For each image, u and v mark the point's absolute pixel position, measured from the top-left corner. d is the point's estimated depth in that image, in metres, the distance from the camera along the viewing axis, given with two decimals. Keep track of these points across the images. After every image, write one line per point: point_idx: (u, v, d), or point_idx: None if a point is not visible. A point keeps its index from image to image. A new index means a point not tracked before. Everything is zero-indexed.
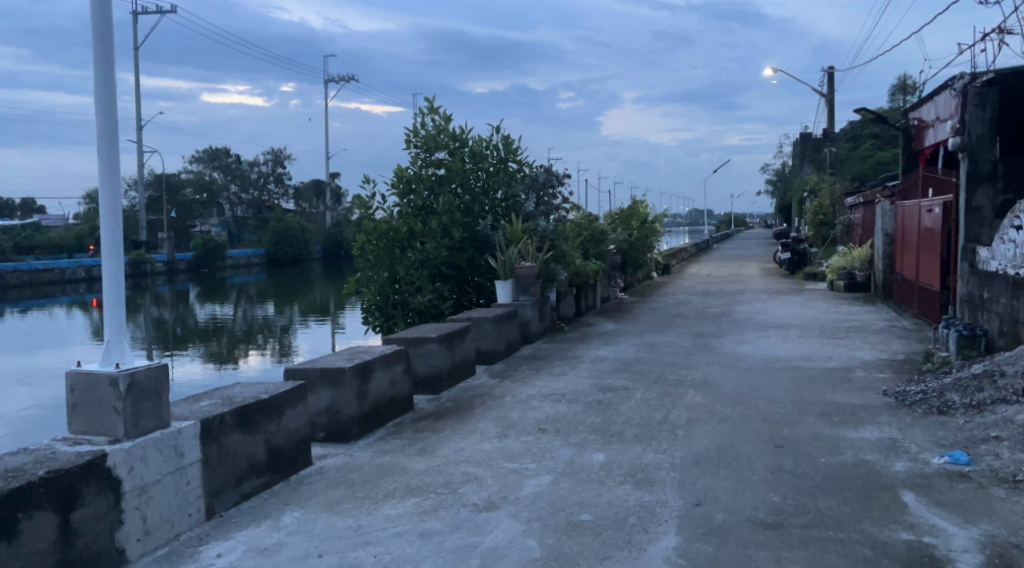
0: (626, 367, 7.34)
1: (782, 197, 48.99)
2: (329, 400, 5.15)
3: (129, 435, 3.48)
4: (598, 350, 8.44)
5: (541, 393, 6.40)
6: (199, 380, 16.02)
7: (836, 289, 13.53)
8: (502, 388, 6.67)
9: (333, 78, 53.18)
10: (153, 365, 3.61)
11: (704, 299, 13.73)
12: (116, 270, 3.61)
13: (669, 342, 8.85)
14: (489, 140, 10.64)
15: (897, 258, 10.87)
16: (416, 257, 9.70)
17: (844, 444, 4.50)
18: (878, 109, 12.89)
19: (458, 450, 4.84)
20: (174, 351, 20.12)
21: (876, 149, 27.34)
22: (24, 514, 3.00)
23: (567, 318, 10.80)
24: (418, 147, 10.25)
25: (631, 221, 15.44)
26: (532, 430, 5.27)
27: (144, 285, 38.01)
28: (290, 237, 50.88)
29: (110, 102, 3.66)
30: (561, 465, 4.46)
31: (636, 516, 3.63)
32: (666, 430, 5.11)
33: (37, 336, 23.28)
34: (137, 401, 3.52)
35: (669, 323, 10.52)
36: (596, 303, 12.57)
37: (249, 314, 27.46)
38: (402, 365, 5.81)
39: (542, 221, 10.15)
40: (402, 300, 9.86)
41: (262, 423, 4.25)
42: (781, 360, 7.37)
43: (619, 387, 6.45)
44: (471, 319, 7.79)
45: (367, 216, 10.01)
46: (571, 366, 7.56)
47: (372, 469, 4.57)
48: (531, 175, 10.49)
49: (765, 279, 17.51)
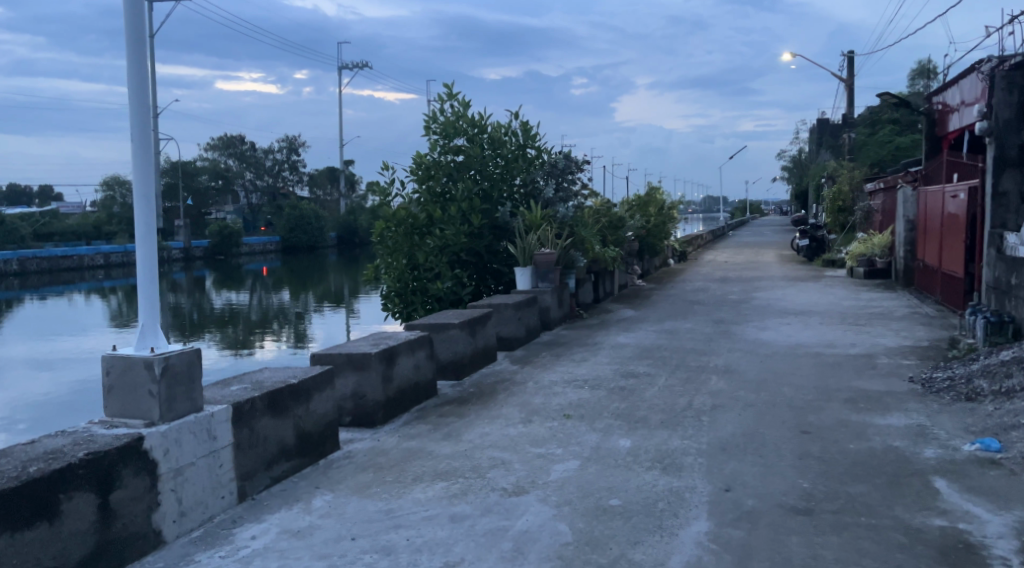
0: (647, 353, 7.34)
1: (800, 183, 48.67)
2: (354, 384, 5.18)
3: (164, 418, 3.52)
4: (618, 336, 8.44)
5: (563, 379, 6.40)
6: (218, 365, 16.15)
7: (856, 275, 13.46)
8: (524, 374, 6.70)
9: (347, 64, 53.22)
10: (186, 349, 3.65)
11: (722, 286, 13.67)
12: (150, 253, 3.64)
13: (689, 329, 8.83)
14: (507, 126, 10.63)
15: (919, 245, 10.80)
16: (435, 244, 9.70)
17: (871, 431, 4.50)
18: (900, 94, 12.79)
19: (484, 435, 4.86)
20: (192, 338, 20.27)
21: (897, 134, 27.10)
22: (65, 495, 3.03)
23: (585, 305, 10.79)
24: (437, 134, 10.25)
25: (648, 208, 15.37)
26: (557, 415, 5.28)
27: (161, 272, 38.29)
28: (305, 224, 51.02)
29: (143, 86, 3.67)
30: (587, 451, 4.47)
31: (666, 501, 3.65)
32: (691, 416, 5.12)
33: (57, 321, 23.54)
34: (171, 384, 3.56)
35: (688, 310, 10.49)
36: (614, 290, 12.55)
37: (265, 301, 27.64)
38: (426, 350, 5.84)
39: (561, 207, 10.18)
40: (421, 287, 9.86)
41: (291, 407, 4.29)
42: (804, 346, 7.35)
43: (641, 373, 6.46)
44: (491, 306, 7.80)
45: (386, 203, 10.01)
46: (592, 352, 7.57)
47: (399, 453, 4.59)
48: (550, 161, 10.49)
49: (783, 266, 17.43)
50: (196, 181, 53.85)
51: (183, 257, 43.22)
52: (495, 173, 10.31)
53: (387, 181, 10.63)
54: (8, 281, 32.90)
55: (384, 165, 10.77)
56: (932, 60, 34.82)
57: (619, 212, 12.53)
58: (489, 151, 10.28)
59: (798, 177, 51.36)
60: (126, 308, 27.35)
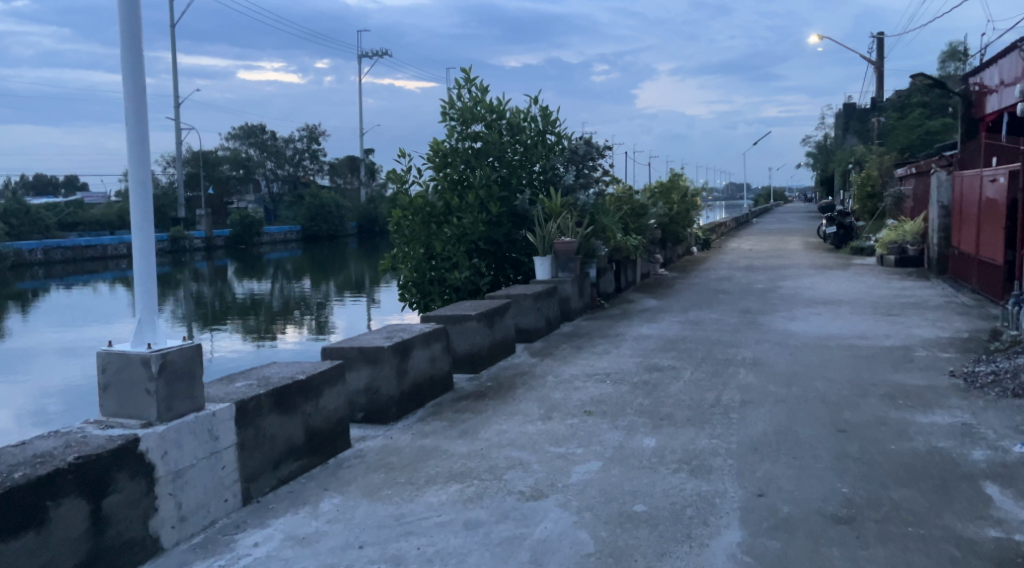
0: (672, 345, 7.10)
1: (825, 169, 47.99)
2: (367, 379, 4.98)
3: (162, 418, 3.31)
4: (641, 327, 8.19)
5: (584, 373, 6.17)
6: (238, 355, 16.09)
7: (886, 263, 13.12)
8: (543, 367, 6.47)
9: (368, 53, 53.10)
10: (186, 344, 3.43)
11: (748, 274, 13.37)
12: (147, 244, 3.44)
13: (715, 320, 8.56)
14: (526, 112, 10.38)
15: (954, 231, 10.45)
16: (453, 232, 9.47)
17: (913, 430, 4.25)
18: (934, 75, 12.40)
19: (501, 433, 4.64)
20: (213, 327, 20.24)
21: (926, 119, 26.50)
22: (53, 502, 2.83)
23: (607, 295, 10.53)
24: (454, 120, 10.01)
25: (671, 194, 15.06)
26: (578, 411, 5.06)
27: (183, 261, 38.41)
28: (326, 213, 51.03)
29: (137, 66, 3.46)
30: (610, 451, 4.25)
31: (695, 507, 3.41)
32: (719, 413, 4.88)
33: (81, 310, 23.65)
34: (171, 382, 3.34)
35: (714, 300, 10.21)
36: (637, 279, 12.29)
37: (286, 290, 27.61)
38: (442, 343, 5.63)
39: (581, 194, 9.91)
40: (439, 277, 9.63)
41: (300, 405, 4.09)
42: (835, 338, 7.07)
43: (666, 366, 6.22)
44: (510, 296, 7.57)
45: (403, 190, 9.82)
46: (614, 344, 7.33)
47: (413, 452, 4.38)
48: (570, 147, 10.22)
49: (810, 254, 17.08)
50: (218, 171, 54.03)
51: (205, 246, 43.43)
52: (514, 160, 10.05)
53: (404, 169, 10.41)
54: (33, 269, 33.13)
55: (401, 152, 10.55)
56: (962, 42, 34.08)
57: (641, 199, 12.26)
58: (508, 137, 10.03)
59: (823, 163, 50.65)
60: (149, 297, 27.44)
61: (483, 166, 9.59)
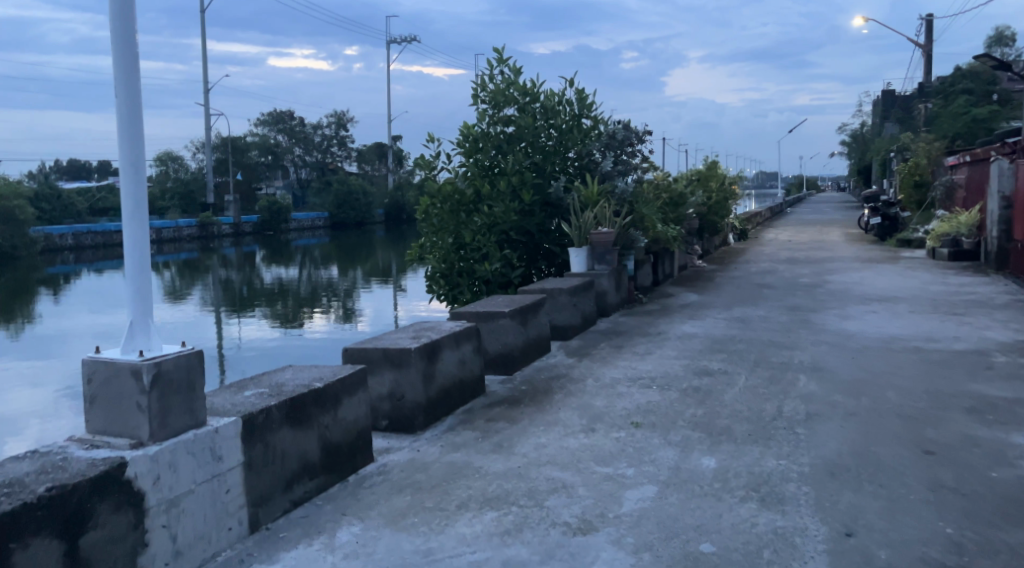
0: (720, 346, 6.59)
1: (862, 158, 46.92)
2: (391, 383, 4.53)
3: (155, 437, 2.85)
4: (684, 325, 7.68)
5: (627, 376, 5.69)
6: (263, 343, 15.78)
7: (939, 256, 12.51)
8: (582, 368, 5.99)
9: (397, 39, 52.76)
10: (183, 352, 2.97)
11: (791, 268, 12.77)
12: (140, 234, 2.98)
13: (762, 317, 8.04)
14: (561, 95, 9.87)
15: (1017, 223, 9.84)
16: (483, 221, 9.02)
17: (1012, 456, 3.74)
18: (996, 58, 11.70)
19: (540, 448, 4.16)
20: (241, 313, 19.97)
21: (972, 106, 25.58)
22: (18, 544, 2.40)
23: (645, 288, 10.00)
24: (486, 103, 9.52)
25: (710, 182, 14.45)
26: (624, 422, 4.57)
27: (212, 247, 38.33)
28: (353, 199, 50.81)
29: (128, 27, 2.98)
30: (665, 473, 3.77)
31: (772, 549, 2.93)
32: (783, 428, 4.38)
33: (110, 296, 23.53)
34: (165, 396, 2.88)
35: (759, 295, 9.67)
36: (674, 272, 11.73)
37: (313, 276, 27.34)
38: (473, 343, 5.16)
39: (620, 181, 9.34)
40: (468, 269, 9.20)
41: (316, 416, 3.63)
42: (899, 340, 6.53)
43: (717, 370, 5.72)
44: (544, 291, 7.09)
45: (431, 177, 9.38)
46: (657, 343, 6.83)
47: (442, 469, 3.91)
48: (608, 132, 9.67)
49: (853, 246, 16.43)
50: (246, 157, 54.05)
51: (232, 232, 43.41)
52: (548, 145, 9.53)
53: (433, 155, 9.99)
54: (63, 254, 33.20)
55: (430, 137, 10.12)
56: (1011, 27, 32.95)
57: (680, 187, 11.70)
58: (542, 121, 9.54)
59: (860, 152, 49.54)
60: (178, 282, 27.30)
61: (516, 152, 9.10)
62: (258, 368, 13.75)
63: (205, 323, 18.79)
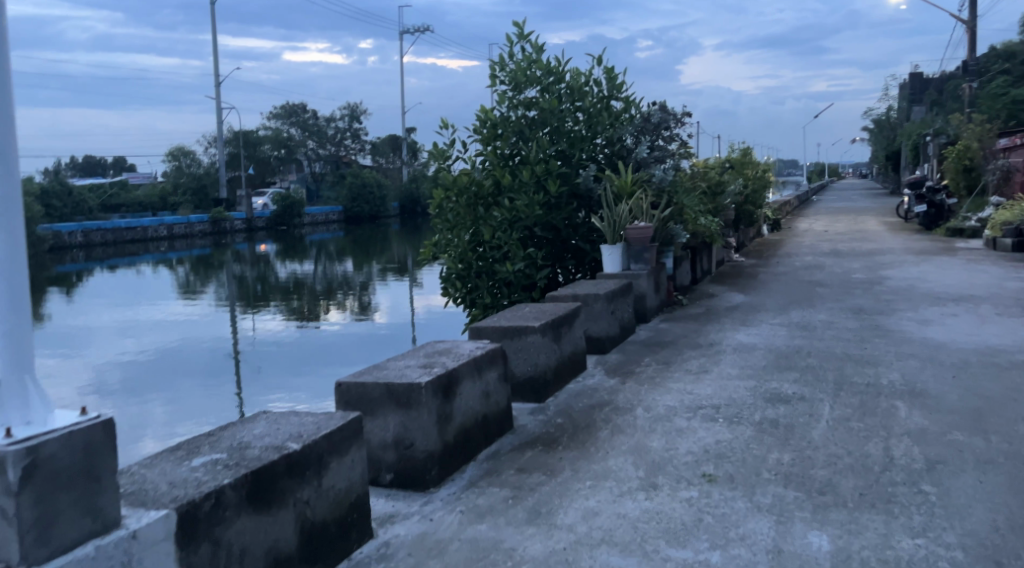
0: (788, 363, 5.61)
1: (889, 144, 45.62)
2: (396, 428, 3.55)
3: (31, 559, 1.89)
4: (738, 333, 6.69)
5: (684, 404, 4.71)
6: (273, 340, 14.88)
7: (1002, 247, 11.51)
8: (629, 394, 5.01)
9: (411, 29, 52.01)
10: (78, 425, 2.00)
11: (839, 262, 11.75)
12: (10, 251, 2.00)
13: (826, 323, 7.03)
14: (587, 74, 8.87)
15: None
16: (504, 216, 8.05)
17: None
18: None
19: (589, 517, 3.20)
20: (255, 309, 19.11)
21: (1012, 86, 24.39)
22: None
23: (683, 288, 8.99)
24: (505, 84, 8.54)
25: (749, 167, 13.35)
26: (691, 474, 3.60)
27: (225, 243, 37.55)
28: (367, 193, 49.91)
29: None
30: (766, 560, 2.81)
31: None
32: (903, 485, 3.41)
33: (121, 296, 22.74)
34: (47, 494, 1.93)
35: (814, 296, 8.67)
36: (712, 268, 10.71)
37: (328, 271, 26.48)
38: (498, 370, 4.19)
39: (657, 169, 8.28)
40: (488, 269, 8.25)
41: (292, 491, 2.65)
42: (1001, 353, 5.56)
43: (794, 398, 4.74)
44: (578, 297, 6.10)
45: (444, 168, 8.42)
46: (712, 359, 5.85)
47: (462, 554, 2.94)
48: (641, 114, 8.62)
49: (899, 236, 15.34)
50: (259, 151, 53.32)
51: (245, 227, 42.57)
52: (575, 129, 8.51)
53: (448, 143, 9.04)
54: (72, 252, 32.39)
55: (443, 123, 9.16)
56: None
57: (718, 175, 10.66)
58: (568, 103, 8.53)
59: (885, 137, 48.21)
60: (192, 279, 26.48)
61: (539, 138, 8.11)
62: (273, 365, 12.82)
63: (216, 320, 17.90)
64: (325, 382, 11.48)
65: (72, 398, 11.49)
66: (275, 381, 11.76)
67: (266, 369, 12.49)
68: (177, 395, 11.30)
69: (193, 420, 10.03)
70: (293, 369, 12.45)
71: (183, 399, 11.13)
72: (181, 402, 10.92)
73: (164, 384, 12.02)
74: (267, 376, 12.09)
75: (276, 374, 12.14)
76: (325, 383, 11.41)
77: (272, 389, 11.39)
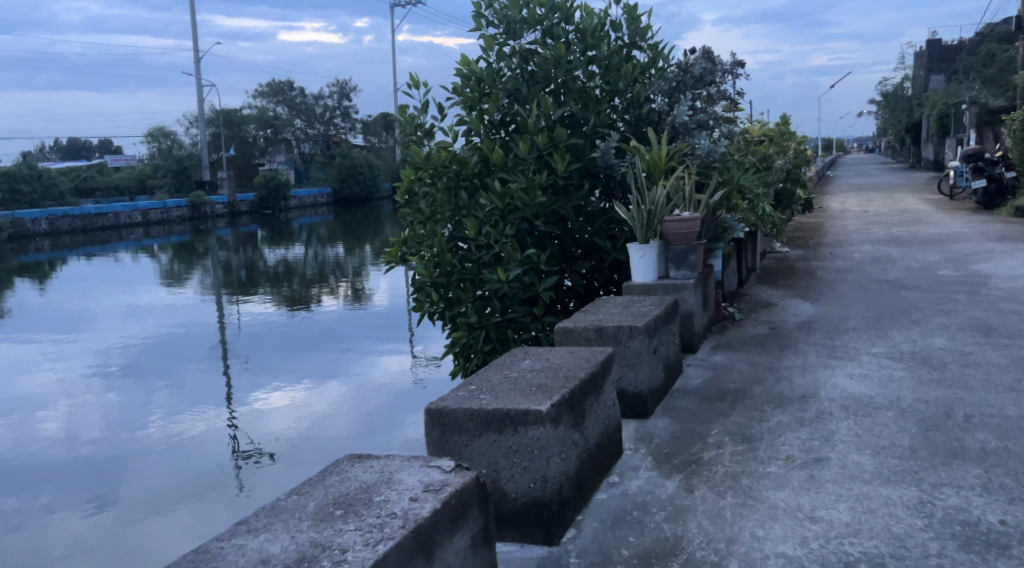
0: (949, 442, 3.48)
1: (906, 117, 43.35)
2: None
3: None
4: (838, 377, 4.58)
5: (814, 556, 2.60)
6: (255, 325, 12.92)
7: None
8: (707, 519, 2.88)
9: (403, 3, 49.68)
10: None
11: (910, 251, 9.61)
12: None
13: (955, 354, 4.92)
14: (603, 13, 6.68)
15: None
16: (494, 205, 5.87)
17: None
18: None
19: None
20: (239, 294, 17.17)
21: None
22: None
23: (731, 295, 6.87)
24: (494, 27, 6.39)
25: (789, 138, 11.19)
26: None
27: (205, 227, 35.53)
28: (357, 173, 47.49)
29: None
30: None
31: None
32: None
33: (96, 283, 20.87)
34: None
35: (907, 304, 6.54)
36: (756, 264, 8.64)
37: (318, 255, 24.49)
38: (470, 532, 2.08)
39: (702, 137, 6.05)
40: (473, 275, 6.12)
41: None
42: None
43: (1013, 536, 2.65)
44: (604, 329, 3.97)
45: (414, 140, 6.30)
46: (818, 428, 3.74)
47: None
48: (677, 65, 6.33)
49: (960, 217, 13.20)
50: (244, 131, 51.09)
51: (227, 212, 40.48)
52: (589, 86, 6.31)
53: (421, 109, 6.92)
54: (36, 240, 30.27)
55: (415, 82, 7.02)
56: None
57: (765, 145, 8.53)
58: (578, 52, 6.33)
59: (901, 109, 45.74)
60: (174, 266, 24.35)
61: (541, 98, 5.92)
62: (262, 351, 10.84)
63: (189, 306, 15.96)
64: (324, 367, 9.54)
65: (11, 391, 9.52)
66: (268, 368, 9.82)
67: (254, 356, 10.53)
68: (162, 382, 9.50)
69: (196, 406, 8.31)
70: (286, 354, 10.49)
71: (188, 383, 9.38)
72: (165, 389, 9.12)
73: (137, 372, 10.16)
74: (258, 363, 10.12)
75: (268, 361, 10.18)
76: (327, 368, 9.45)
77: (267, 375, 9.47)
